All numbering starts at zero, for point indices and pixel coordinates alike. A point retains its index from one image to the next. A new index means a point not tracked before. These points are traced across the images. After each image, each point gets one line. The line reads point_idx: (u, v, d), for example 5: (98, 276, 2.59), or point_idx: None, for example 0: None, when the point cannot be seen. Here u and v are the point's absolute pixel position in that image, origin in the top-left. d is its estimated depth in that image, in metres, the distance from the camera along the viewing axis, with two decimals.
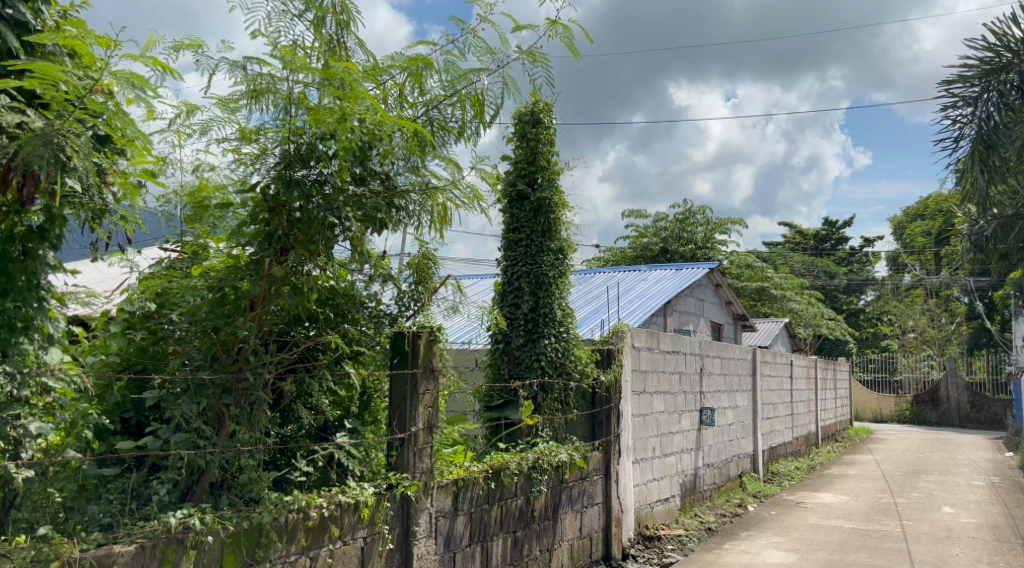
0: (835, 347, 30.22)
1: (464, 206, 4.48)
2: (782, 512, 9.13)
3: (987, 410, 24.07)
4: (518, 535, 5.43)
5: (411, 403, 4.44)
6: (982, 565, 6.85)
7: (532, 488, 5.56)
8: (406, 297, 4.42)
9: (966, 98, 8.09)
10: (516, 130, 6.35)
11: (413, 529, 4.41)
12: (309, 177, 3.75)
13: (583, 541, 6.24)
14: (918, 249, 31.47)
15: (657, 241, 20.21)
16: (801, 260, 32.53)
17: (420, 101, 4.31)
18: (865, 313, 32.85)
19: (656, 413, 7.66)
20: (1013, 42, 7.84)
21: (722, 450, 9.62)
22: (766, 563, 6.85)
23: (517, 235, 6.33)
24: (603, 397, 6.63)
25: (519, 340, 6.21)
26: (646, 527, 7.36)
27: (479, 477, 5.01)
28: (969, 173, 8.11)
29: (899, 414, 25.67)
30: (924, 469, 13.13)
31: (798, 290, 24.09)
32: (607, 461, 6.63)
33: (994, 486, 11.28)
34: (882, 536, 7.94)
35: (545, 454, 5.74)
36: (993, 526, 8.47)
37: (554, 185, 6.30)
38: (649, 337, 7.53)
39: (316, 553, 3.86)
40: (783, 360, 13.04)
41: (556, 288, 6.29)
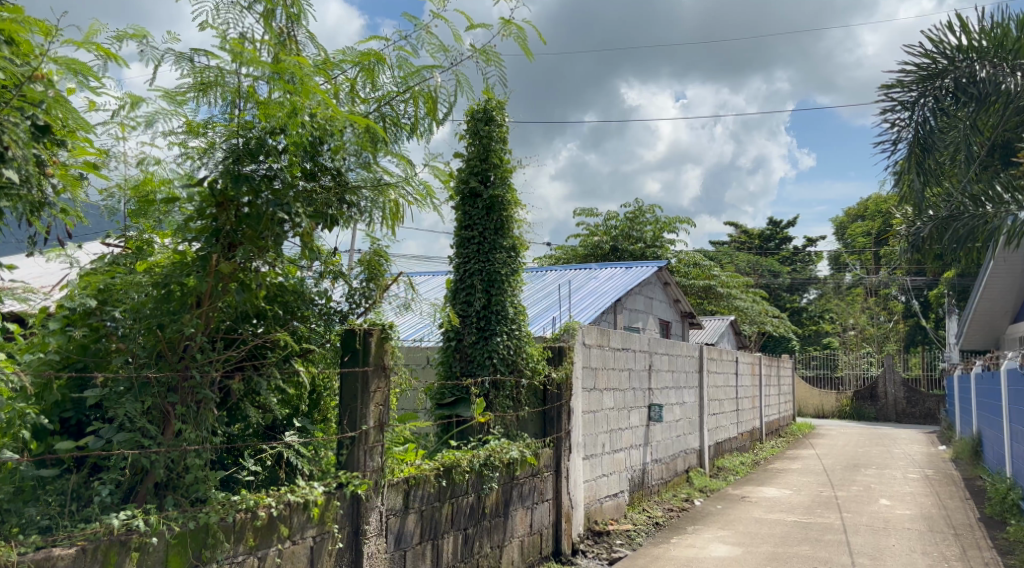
0: (779, 344, 30.89)
1: (416, 204, 4.47)
2: (728, 506, 9.31)
3: (922, 405, 24.95)
4: (468, 532, 5.43)
5: (361, 402, 4.38)
6: (917, 555, 7.09)
7: (483, 485, 5.57)
8: (357, 295, 4.46)
9: (905, 101, 8.40)
10: (469, 127, 6.34)
11: (363, 528, 4.36)
12: (257, 172, 3.69)
13: (533, 537, 6.26)
14: (859, 249, 32.44)
15: (608, 239, 20.39)
16: (747, 259, 33.11)
17: (373, 97, 4.29)
18: (808, 310, 33.49)
19: (605, 409, 7.73)
20: (949, 50, 8.11)
21: (669, 445, 9.76)
22: (712, 556, 6.97)
23: (469, 233, 6.30)
24: (554, 393, 6.69)
25: (471, 337, 6.21)
26: (596, 522, 7.41)
27: (431, 475, 5.00)
28: (906, 175, 8.48)
29: (839, 410, 26.29)
30: (863, 463, 13.53)
31: (744, 288, 24.55)
32: (558, 458, 6.68)
33: (928, 478, 11.68)
34: (823, 528, 8.16)
35: (497, 452, 5.76)
36: (928, 517, 8.77)
37: (506, 183, 6.34)
38: (599, 334, 7.60)
39: (263, 553, 3.80)
40: (729, 357, 13.28)
41: (509, 286, 6.29)
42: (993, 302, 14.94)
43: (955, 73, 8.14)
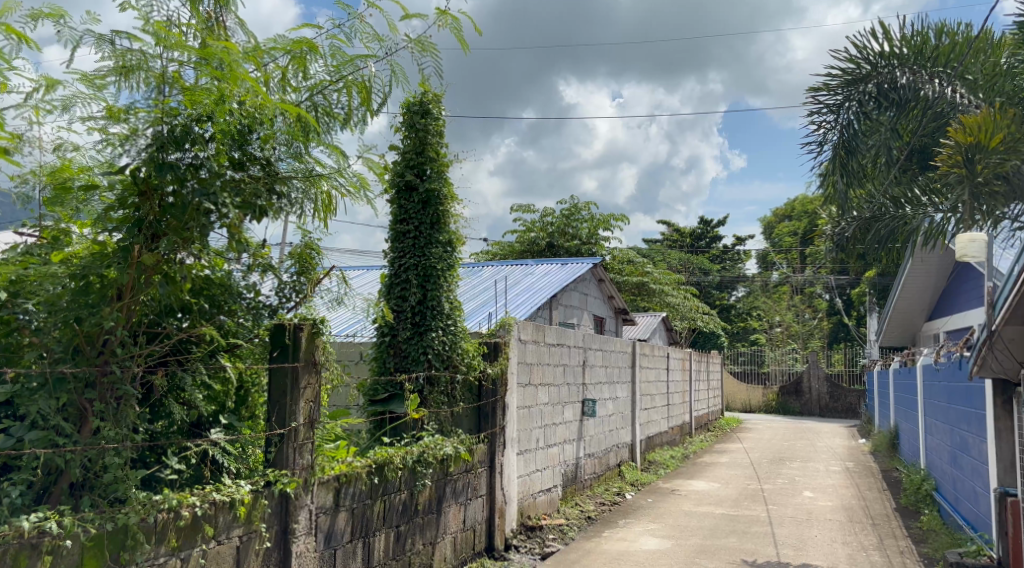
0: (708, 340, 31.51)
1: (350, 196, 4.40)
2: (658, 500, 9.45)
3: (844, 400, 25.84)
4: (401, 529, 5.37)
5: (291, 398, 4.29)
6: (838, 545, 7.31)
7: (416, 482, 5.51)
8: (287, 289, 4.34)
9: (831, 104, 8.57)
10: (404, 119, 6.25)
11: (292, 526, 4.26)
12: (183, 161, 3.54)
13: (466, 534, 6.24)
14: (786, 248, 33.41)
15: (544, 235, 20.48)
16: (678, 257, 33.61)
17: (304, 86, 4.20)
18: (735, 308, 33.95)
19: (540, 405, 7.75)
20: (871, 56, 8.42)
21: (603, 440, 9.86)
22: (642, 549, 7.06)
23: (405, 227, 6.22)
24: (489, 389, 6.67)
25: (405, 333, 6.14)
26: (529, 517, 7.43)
27: (363, 472, 4.92)
28: (830, 177, 8.63)
29: (766, 404, 27.00)
30: (788, 456, 13.92)
31: (676, 285, 24.94)
32: (492, 454, 6.66)
33: (848, 470, 12.08)
34: (749, 520, 8.35)
35: (430, 448, 5.71)
36: (848, 508, 9.07)
37: (442, 177, 6.29)
38: (535, 329, 7.61)
39: (187, 553, 3.68)
40: (660, 353, 13.46)
41: (444, 281, 6.25)
42: (911, 301, 15.56)
43: (877, 79, 8.43)
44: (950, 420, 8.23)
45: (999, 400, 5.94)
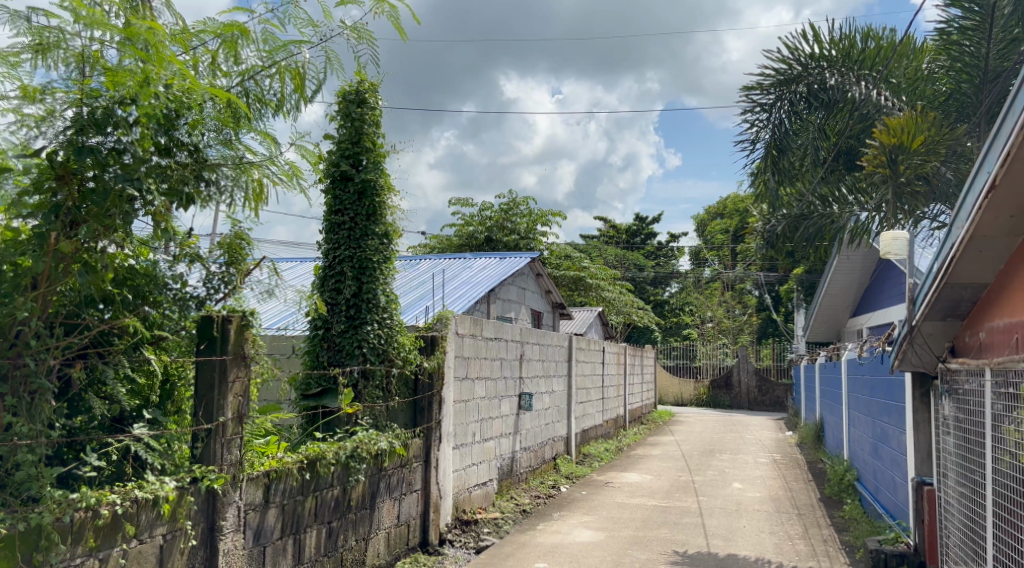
0: (643, 335, 31.95)
1: (282, 184, 4.28)
2: (592, 493, 9.53)
3: (771, 394, 26.58)
4: (333, 525, 5.28)
5: (219, 392, 4.17)
6: (765, 535, 7.49)
7: (349, 477, 5.42)
8: (215, 279, 4.23)
9: (763, 104, 8.74)
10: (340, 108, 6.14)
11: (219, 524, 4.14)
12: (105, 144, 3.40)
13: (400, 529, 6.17)
14: (718, 246, 34.16)
15: (482, 229, 20.40)
16: (615, 253, 33.98)
17: (235, 71, 4.07)
18: (670, 304, 34.66)
19: (476, 399, 7.72)
20: (802, 57, 8.60)
21: (538, 433, 9.89)
22: (576, 542, 7.10)
23: (340, 218, 6.11)
24: (425, 383, 6.60)
25: (339, 326, 6.04)
26: (464, 511, 7.39)
27: (293, 468, 4.81)
28: (762, 175, 8.79)
29: (697, 398, 27.56)
30: (718, 448, 14.21)
31: (612, 281, 25.20)
32: (427, 448, 6.60)
33: (776, 462, 12.40)
34: (680, 512, 8.49)
35: (364, 443, 5.63)
36: (775, 499, 9.31)
37: (379, 168, 6.19)
38: (472, 324, 7.58)
39: (106, 553, 3.54)
40: (596, 347, 13.57)
41: (380, 273, 6.17)
42: (837, 298, 16.10)
43: (808, 80, 8.64)
44: (872, 412, 8.50)
45: (917, 392, 6.13)
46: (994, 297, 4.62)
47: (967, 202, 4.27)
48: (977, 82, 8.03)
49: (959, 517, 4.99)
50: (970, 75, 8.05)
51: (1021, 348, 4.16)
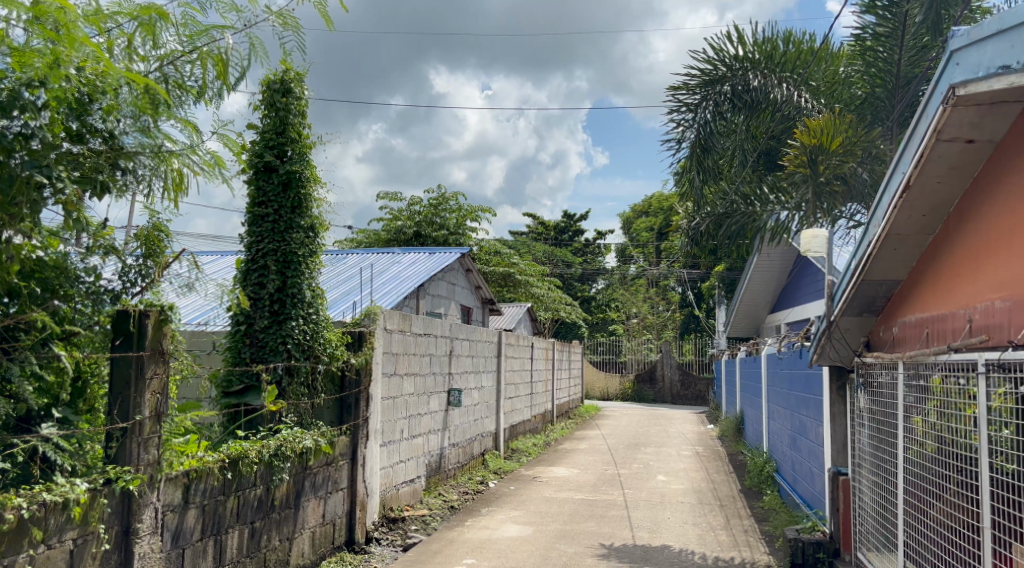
0: (570, 331, 32.24)
1: (203, 174, 4.13)
2: (520, 487, 9.56)
3: (693, 388, 27.23)
4: (256, 525, 5.14)
5: (135, 390, 3.98)
6: (689, 526, 7.64)
7: (272, 477, 5.28)
8: (132, 273, 4.07)
9: (689, 104, 8.91)
10: (264, 98, 5.97)
11: (135, 526, 3.98)
12: (11, 128, 3.23)
13: (326, 528, 6.05)
14: (643, 244, 34.84)
15: (411, 224, 20.23)
16: (543, 250, 34.21)
17: (152, 56, 3.91)
18: (596, 300, 35.10)
19: (404, 395, 7.63)
20: (727, 58, 8.80)
21: (467, 429, 9.85)
22: (504, 537, 7.11)
23: (264, 210, 5.95)
24: (352, 379, 6.50)
25: (263, 322, 5.88)
26: (391, 509, 7.30)
27: (214, 467, 4.66)
28: (688, 173, 8.94)
29: (622, 392, 28.00)
30: (642, 442, 14.45)
31: (541, 277, 25.34)
32: (354, 446, 6.50)
33: (698, 455, 12.69)
34: (606, 505, 8.59)
35: (289, 441, 5.49)
36: (697, 491, 9.51)
37: (305, 159, 6.05)
38: (401, 319, 7.49)
39: (11, 560, 3.35)
40: (525, 343, 13.60)
41: (305, 267, 6.04)
42: (755, 295, 16.60)
43: (732, 81, 8.84)
44: (790, 405, 8.75)
45: (835, 385, 6.33)
46: (907, 292, 4.80)
47: (882, 200, 4.39)
48: (890, 87, 8.38)
49: (871, 505, 5.20)
50: (883, 80, 8.39)
51: (931, 342, 4.36)
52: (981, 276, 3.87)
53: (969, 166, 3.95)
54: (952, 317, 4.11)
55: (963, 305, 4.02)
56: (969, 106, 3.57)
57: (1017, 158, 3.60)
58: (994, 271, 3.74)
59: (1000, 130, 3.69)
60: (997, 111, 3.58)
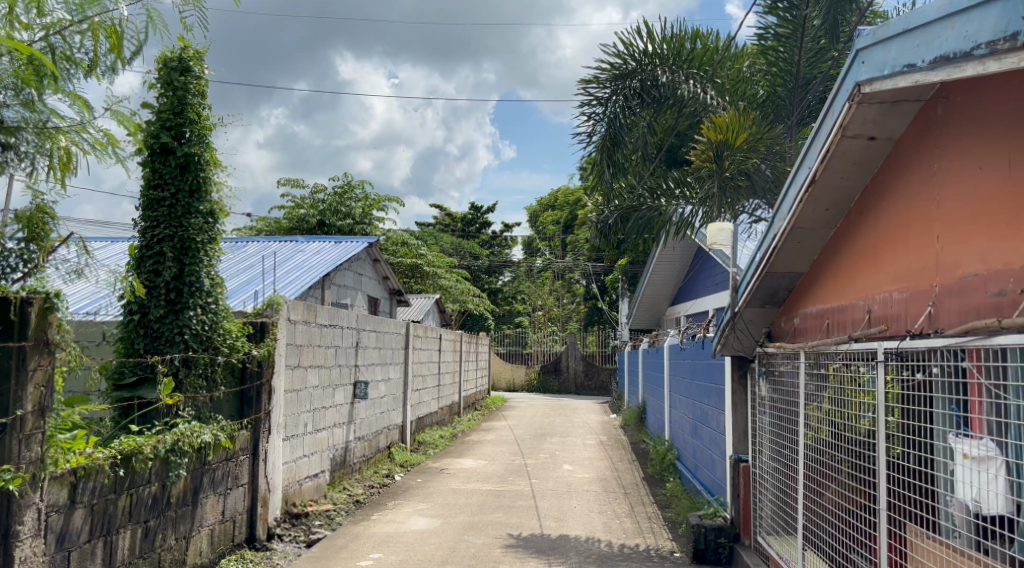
0: (476, 323, 32.25)
1: (94, 154, 3.87)
2: (427, 479, 9.47)
3: (596, 378, 27.78)
4: (150, 524, 4.88)
5: (17, 382, 3.71)
6: (595, 514, 7.72)
7: (168, 473, 5.02)
8: (13, 257, 3.92)
9: (600, 97, 8.95)
10: (160, 76, 5.66)
11: (16, 529, 3.69)
12: None
13: (225, 525, 5.81)
14: (550, 236, 35.18)
15: (314, 213, 19.74)
16: (450, 241, 34.09)
17: (36, 24, 3.63)
18: (503, 292, 35.22)
19: (309, 388, 7.42)
20: (636, 54, 8.91)
21: (373, 422, 9.67)
22: (411, 530, 7.01)
23: (160, 193, 5.64)
24: (254, 371, 6.26)
25: (158, 311, 5.58)
26: (294, 504, 7.07)
27: (105, 464, 4.39)
28: (598, 166, 9.01)
29: (528, 383, 28.21)
30: (548, 432, 14.59)
31: (448, 268, 25.21)
32: (255, 441, 6.25)
33: (602, 444, 12.90)
34: (514, 495, 8.60)
35: (186, 435, 5.22)
36: (603, 479, 9.65)
37: (204, 141, 5.77)
38: (305, 310, 7.28)
39: None
40: (433, 334, 13.48)
41: (204, 254, 5.77)
42: (656, 288, 17.03)
43: (641, 75, 8.93)
44: (691, 394, 8.98)
45: (737, 375, 6.49)
46: (808, 285, 4.97)
47: (788, 195, 4.52)
48: (790, 86, 8.82)
49: (772, 492, 5.35)
50: (784, 80, 8.84)
51: (832, 332, 4.53)
52: (879, 268, 4.03)
53: (870, 163, 4.10)
54: (853, 308, 4.27)
55: (863, 296, 4.17)
56: (874, 103, 3.71)
57: (916, 156, 3.75)
58: (891, 264, 3.90)
59: (899, 127, 3.84)
60: (898, 109, 3.73)
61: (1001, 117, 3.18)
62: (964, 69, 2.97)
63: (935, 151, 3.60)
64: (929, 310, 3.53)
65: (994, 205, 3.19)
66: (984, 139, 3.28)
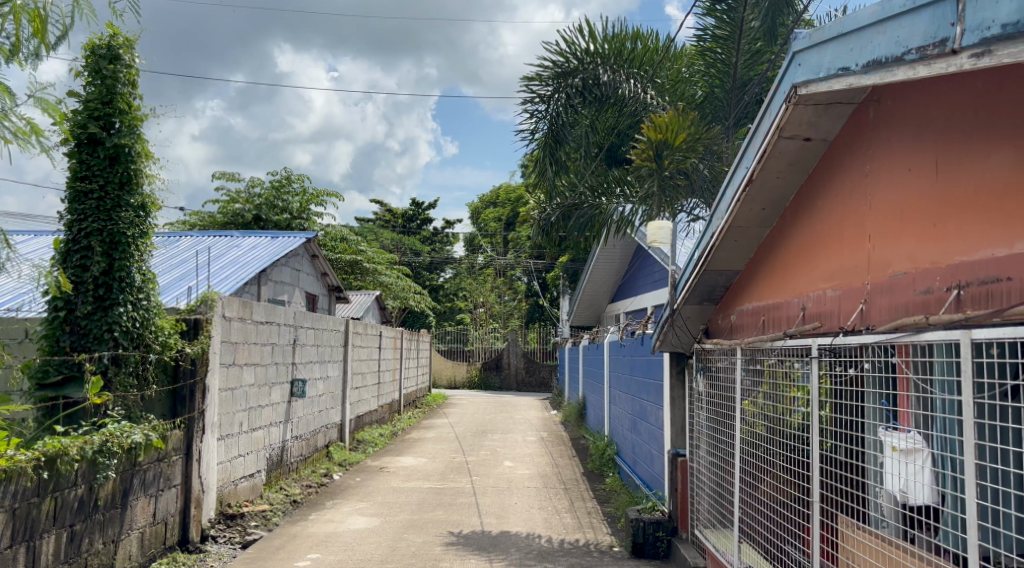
0: (417, 320, 32.05)
1: (15, 142, 3.68)
2: (366, 478, 9.36)
3: (537, 374, 27.93)
4: (75, 528, 4.70)
5: None
6: (535, 511, 7.75)
7: (96, 475, 4.85)
8: None
9: (542, 95, 8.95)
10: (87, 64, 5.45)
11: None
12: None
13: (156, 527, 5.64)
14: (491, 233, 35.21)
15: (250, 208, 19.30)
16: (390, 238, 33.80)
17: None
18: (444, 289, 35.07)
19: (244, 386, 7.25)
20: (578, 52, 8.95)
21: (310, 421, 9.51)
22: (350, 529, 6.92)
23: (87, 186, 5.43)
24: (187, 370, 6.09)
25: (85, 308, 5.38)
26: (228, 505, 6.90)
27: (27, 466, 4.21)
28: (540, 164, 9.03)
29: (469, 380, 28.14)
30: (489, 429, 14.58)
31: (388, 265, 24.97)
32: (188, 441, 6.08)
33: (542, 440, 12.96)
34: (454, 492, 8.57)
35: (115, 436, 5.05)
36: (543, 475, 9.69)
37: (135, 132, 5.61)
38: (241, 306, 7.11)
39: None
40: (372, 331, 13.34)
41: (134, 249, 5.59)
42: (596, 286, 17.19)
43: (583, 74, 8.97)
44: (631, 390, 9.07)
45: (675, 370, 6.57)
46: (745, 282, 5.06)
47: (725, 194, 4.59)
48: (727, 87, 8.99)
49: (709, 485, 5.44)
50: (721, 81, 9.01)
51: (768, 329, 4.62)
52: (814, 266, 4.12)
53: (805, 163, 4.20)
54: (788, 305, 4.37)
55: (797, 293, 4.27)
56: (809, 105, 3.79)
57: (848, 157, 3.86)
58: (826, 262, 4.00)
59: (833, 129, 3.94)
60: (832, 111, 3.82)
61: (929, 120, 3.28)
62: (895, 73, 3.06)
63: (866, 153, 3.70)
64: (861, 307, 3.63)
65: (922, 204, 3.30)
66: (913, 140, 3.39)
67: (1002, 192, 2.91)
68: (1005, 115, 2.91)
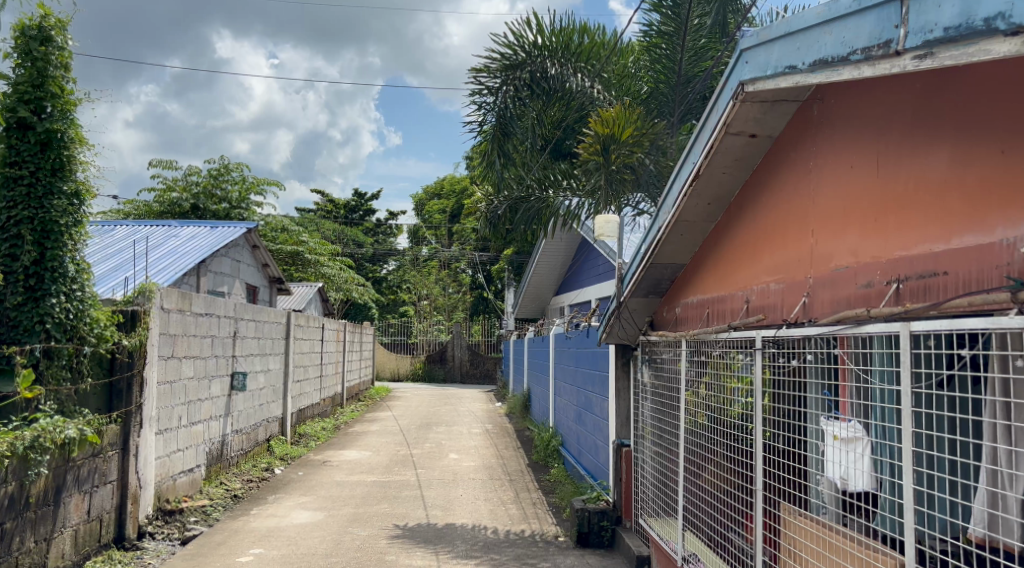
0: (360, 312, 31.70)
1: None
2: (309, 472, 9.25)
3: (482, 366, 27.93)
4: (5, 527, 4.54)
5: None
6: (481, 502, 7.76)
7: (28, 471, 4.70)
8: None
9: (489, 87, 8.94)
10: (17, 45, 5.23)
11: None
12: None
13: (91, 525, 5.48)
14: (435, 225, 35.06)
15: (188, 197, 18.80)
16: (332, 229, 33.36)
17: None
18: (387, 281, 34.76)
19: (183, 380, 7.08)
20: (525, 45, 8.95)
21: (251, 414, 9.35)
22: (293, 524, 6.83)
23: (16, 172, 5.24)
24: (124, 362, 5.90)
25: (15, 298, 5.19)
26: (167, 501, 6.74)
27: None
28: (487, 156, 9.02)
29: (413, 372, 27.92)
30: (434, 421, 14.54)
31: (331, 257, 24.64)
32: (125, 435, 5.92)
33: (487, 432, 12.98)
34: (399, 485, 8.53)
35: (49, 431, 4.89)
36: (488, 467, 9.71)
37: (68, 118, 5.43)
38: (180, 298, 6.95)
39: None
40: (314, 324, 13.16)
41: (68, 238, 5.41)
42: (541, 278, 17.28)
43: (530, 67, 8.98)
44: (575, 382, 9.15)
45: (620, 362, 6.65)
46: (690, 275, 5.15)
47: (672, 189, 4.66)
48: (672, 83, 9.12)
49: (654, 475, 5.52)
50: (666, 77, 9.14)
51: (713, 321, 4.72)
52: (758, 259, 4.22)
53: (750, 159, 4.28)
54: (733, 298, 4.46)
55: (742, 286, 4.36)
56: (756, 102, 3.87)
57: (791, 153, 3.96)
58: (770, 256, 4.10)
59: (778, 126, 4.03)
60: (778, 108, 3.91)
61: (870, 119, 3.40)
62: (840, 72, 3.14)
63: (809, 150, 3.80)
64: (804, 300, 3.74)
65: (863, 201, 3.41)
66: (854, 139, 3.50)
67: (940, 191, 3.02)
68: (943, 116, 3.02)
